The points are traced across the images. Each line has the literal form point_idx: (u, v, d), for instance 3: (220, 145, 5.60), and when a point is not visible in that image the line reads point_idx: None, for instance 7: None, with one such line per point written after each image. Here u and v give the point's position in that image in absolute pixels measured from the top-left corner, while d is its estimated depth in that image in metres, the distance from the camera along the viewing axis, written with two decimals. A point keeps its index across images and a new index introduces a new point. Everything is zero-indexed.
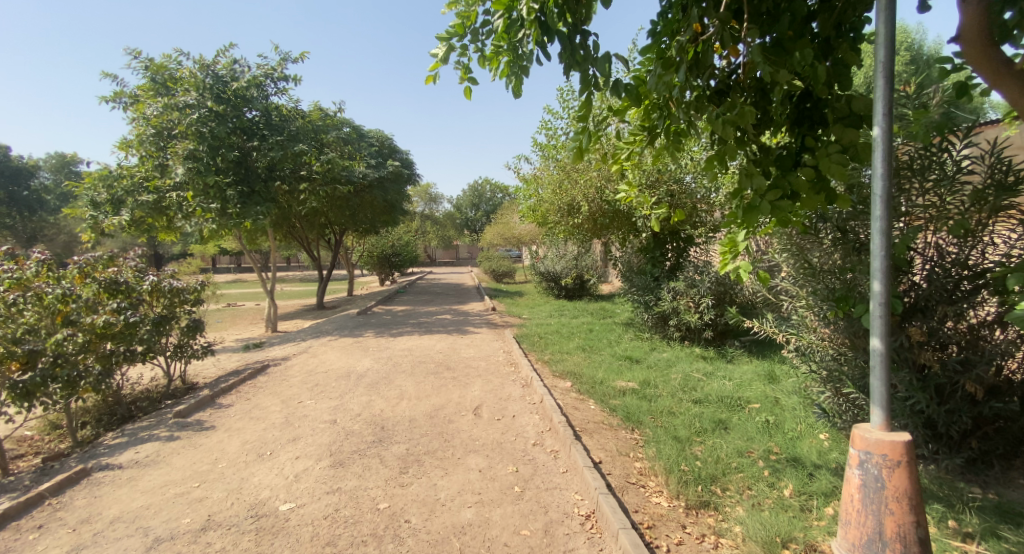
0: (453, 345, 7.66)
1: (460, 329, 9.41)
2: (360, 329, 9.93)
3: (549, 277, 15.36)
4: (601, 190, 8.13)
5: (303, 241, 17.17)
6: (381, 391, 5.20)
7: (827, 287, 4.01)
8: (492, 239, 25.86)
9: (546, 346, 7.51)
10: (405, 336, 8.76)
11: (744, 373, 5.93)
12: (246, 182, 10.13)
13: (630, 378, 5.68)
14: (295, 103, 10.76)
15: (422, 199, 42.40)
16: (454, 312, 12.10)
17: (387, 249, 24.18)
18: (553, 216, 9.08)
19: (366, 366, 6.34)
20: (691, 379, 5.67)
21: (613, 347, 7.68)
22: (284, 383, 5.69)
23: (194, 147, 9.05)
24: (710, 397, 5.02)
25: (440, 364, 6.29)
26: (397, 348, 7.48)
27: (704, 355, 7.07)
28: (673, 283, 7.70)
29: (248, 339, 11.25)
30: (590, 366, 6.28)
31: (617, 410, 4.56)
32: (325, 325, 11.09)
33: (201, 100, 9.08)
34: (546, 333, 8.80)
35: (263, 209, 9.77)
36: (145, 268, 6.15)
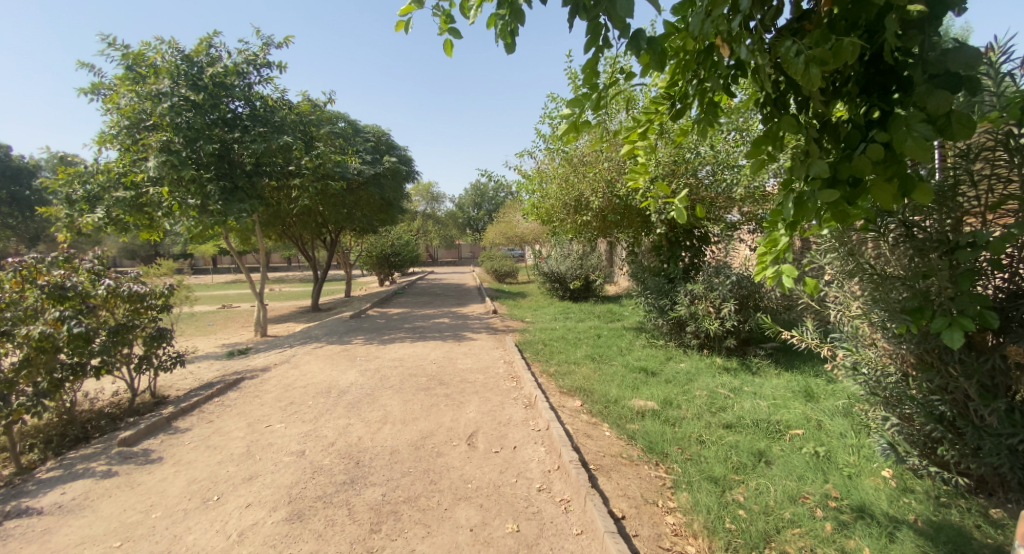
0: (449, 354, 6.99)
1: (458, 335, 8.75)
2: (352, 334, 9.29)
3: (553, 277, 14.69)
4: (611, 184, 7.38)
5: (298, 241, 16.54)
6: (363, 412, 4.53)
7: (894, 297, 3.23)
8: (494, 239, 25.23)
9: (552, 355, 6.84)
10: (398, 343, 8.11)
11: (774, 391, 5.24)
12: (228, 177, 9.49)
13: (648, 395, 5.00)
14: (282, 94, 10.14)
15: (423, 199, 41.78)
16: (453, 315, 11.44)
17: (386, 249, 23.54)
18: (558, 213, 8.41)
19: (351, 380, 5.68)
20: (717, 398, 4.99)
21: (624, 356, 7.02)
22: (256, 401, 5.03)
23: (170, 139, 8.51)
24: (741, 421, 4.34)
25: (433, 378, 5.63)
26: (388, 357, 6.83)
27: (727, 367, 6.38)
28: (690, 286, 7.03)
29: (234, 345, 10.61)
30: (601, 380, 5.61)
31: (637, 439, 3.89)
32: (316, 330, 10.44)
33: (175, 89, 8.43)
34: (551, 340, 8.13)
35: (247, 207, 9.11)
36: (102, 271, 5.53)
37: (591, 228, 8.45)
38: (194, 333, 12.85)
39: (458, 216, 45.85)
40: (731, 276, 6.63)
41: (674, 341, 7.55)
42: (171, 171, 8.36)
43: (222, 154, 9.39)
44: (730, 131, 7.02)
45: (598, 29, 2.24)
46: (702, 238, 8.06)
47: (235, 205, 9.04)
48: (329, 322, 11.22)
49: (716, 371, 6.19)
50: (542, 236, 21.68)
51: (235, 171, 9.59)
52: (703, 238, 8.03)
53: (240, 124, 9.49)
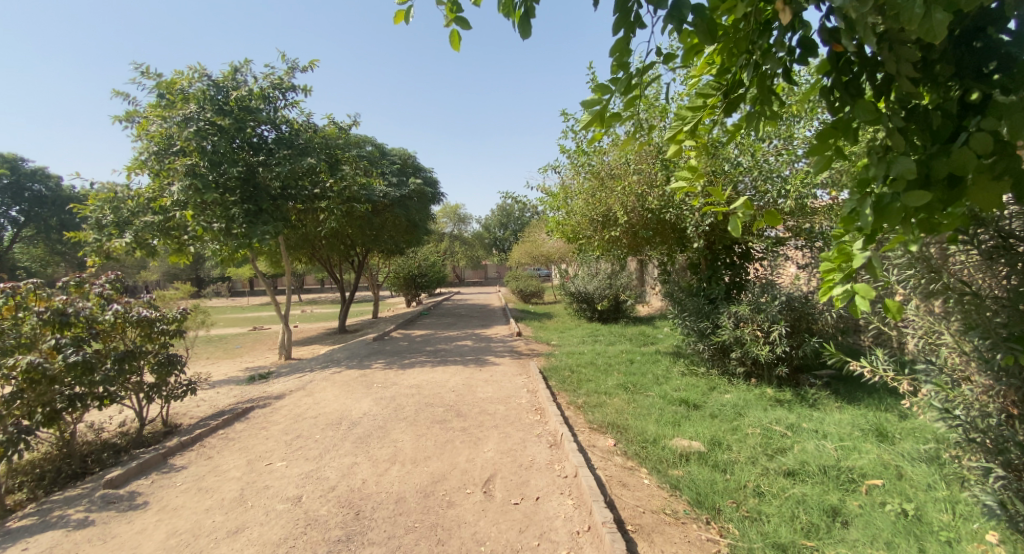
0: (469, 381, 6.56)
1: (480, 359, 8.31)
2: (372, 359, 8.98)
3: (582, 298, 14.15)
4: (641, 198, 6.88)
5: (325, 263, 16.57)
6: (371, 449, 4.12)
7: (984, 319, 2.64)
8: (521, 258, 24.89)
9: (582, 384, 6.31)
10: (418, 368, 7.73)
11: (838, 429, 4.62)
12: (253, 200, 9.24)
13: (690, 434, 4.43)
14: (308, 117, 9.88)
15: (450, 220, 41.97)
16: (477, 338, 11.03)
17: (413, 270, 23.48)
18: (585, 230, 7.95)
19: (364, 410, 5.30)
20: (773, 439, 4.36)
21: (662, 387, 6.45)
22: (260, 433, 4.70)
23: (195, 163, 8.43)
24: (805, 467, 3.73)
25: (450, 409, 5.18)
26: (405, 384, 6.44)
27: (780, 399, 5.78)
28: (733, 308, 6.45)
29: (257, 368, 10.47)
30: (637, 414, 5.05)
31: (683, 490, 3.37)
32: (338, 354, 10.20)
33: (200, 113, 8.35)
34: (580, 366, 7.59)
35: (270, 228, 8.93)
36: (112, 297, 5.39)
37: (622, 244, 7.91)
38: (221, 356, 12.82)
39: (486, 236, 45.83)
40: (780, 298, 6.05)
41: (716, 368, 6.94)
42: (195, 195, 8.25)
43: (246, 178, 9.21)
44: (773, 134, 6.41)
45: (627, 5, 1.84)
46: (743, 254, 7.50)
47: (258, 227, 8.84)
48: (351, 345, 10.98)
49: (768, 404, 5.61)
50: (569, 256, 21.17)
51: (260, 194, 9.33)
52: (745, 254, 7.47)
53: (264, 146, 9.32)
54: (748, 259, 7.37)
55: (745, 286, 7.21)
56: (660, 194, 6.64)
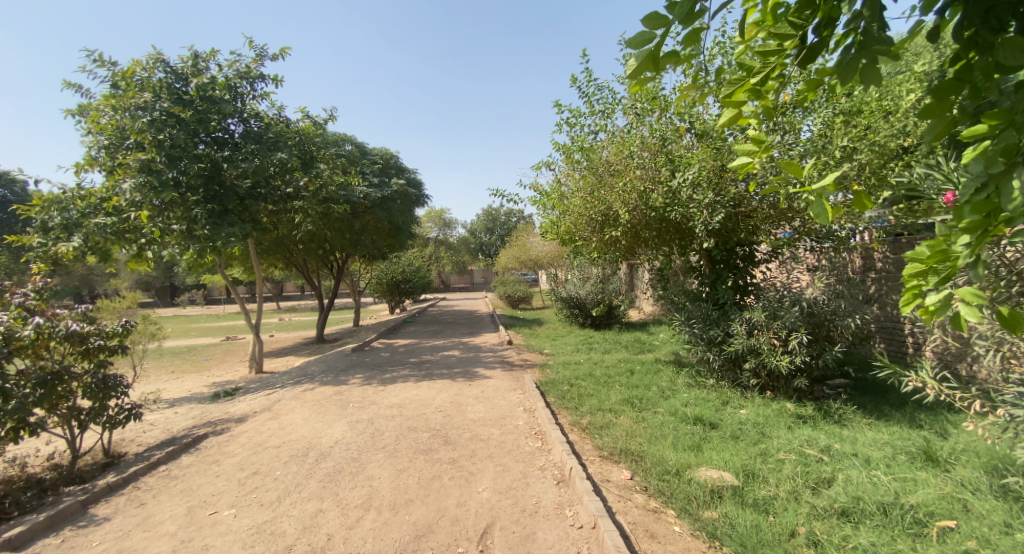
0: (457, 399, 5.87)
1: (469, 372, 7.62)
2: (350, 372, 8.23)
3: (573, 303, 13.54)
4: (644, 195, 6.27)
5: (301, 268, 15.66)
6: (341, 490, 3.43)
7: None
8: (507, 263, 24.27)
9: (585, 400, 5.66)
10: (400, 383, 7.00)
11: (879, 453, 4.09)
12: (218, 200, 8.45)
13: (716, 463, 3.82)
14: (280, 110, 9.00)
15: (434, 225, 41.11)
16: (464, 347, 10.34)
17: (396, 276, 22.65)
18: (582, 231, 7.32)
19: (337, 438, 4.58)
20: (811, 468, 3.78)
21: (670, 402, 5.85)
22: (208, 471, 3.96)
23: (150, 157, 7.49)
24: (858, 506, 3.16)
25: (436, 435, 4.51)
26: (386, 403, 5.73)
27: (803, 416, 5.26)
28: (746, 314, 5.92)
29: (224, 384, 9.60)
30: (651, 438, 4.43)
31: (726, 541, 2.76)
32: (313, 367, 9.40)
33: (156, 102, 7.47)
34: (578, 378, 6.96)
35: (236, 230, 8.11)
36: (37, 308, 4.54)
37: (622, 245, 7.28)
38: (187, 371, 11.87)
39: (470, 241, 45.08)
40: (799, 304, 5.54)
41: (726, 379, 6.39)
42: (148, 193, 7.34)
43: (209, 174, 8.33)
44: (789, 120, 5.83)
45: None
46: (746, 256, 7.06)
47: (223, 229, 8.01)
48: (328, 357, 10.18)
49: (791, 422, 5.07)
50: (558, 259, 20.62)
51: (226, 194, 8.51)
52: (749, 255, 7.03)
53: (229, 140, 8.42)
54: (753, 261, 6.89)
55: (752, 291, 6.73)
56: (665, 191, 6.07)
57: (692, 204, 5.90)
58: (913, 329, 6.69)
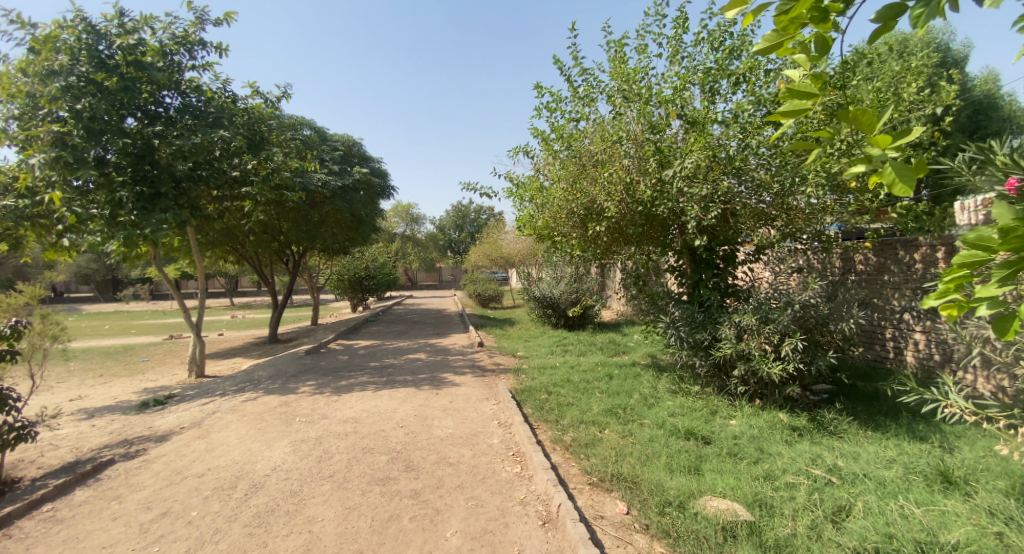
0: (422, 411, 5.20)
1: (434, 378, 6.95)
2: (302, 377, 7.40)
3: (545, 303, 13.01)
4: (630, 187, 5.72)
5: (253, 262, 14.51)
6: (271, 539, 2.73)
7: None
8: (477, 261, 23.58)
9: (565, 412, 5.09)
10: (357, 391, 6.26)
11: (891, 473, 3.68)
12: (149, 182, 7.43)
13: (719, 489, 3.32)
14: (226, 85, 8.03)
15: (401, 220, 39.98)
16: (430, 350, 9.64)
17: (360, 272, 21.58)
18: (562, 226, 6.76)
19: (275, 463, 3.85)
20: (826, 494, 3.33)
21: (657, 414, 5.36)
22: (103, 512, 3.17)
23: (67, 130, 6.37)
24: (893, 543, 2.70)
25: (396, 459, 3.84)
26: (338, 418, 5.01)
27: (796, 427, 4.85)
28: (736, 317, 5.48)
29: (157, 390, 8.55)
30: (643, 458, 3.90)
31: None
32: (261, 371, 8.49)
33: (74, 66, 6.46)
34: (554, 385, 6.40)
35: (169, 217, 7.10)
36: None
37: (603, 240, 6.76)
38: (118, 374, 10.65)
39: (438, 238, 44.04)
40: (792, 306, 5.15)
41: (711, 387, 5.95)
42: (61, 171, 6.21)
43: (139, 153, 7.29)
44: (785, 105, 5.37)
45: None
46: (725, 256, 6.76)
47: (153, 216, 7.01)
48: (278, 360, 9.26)
49: (786, 435, 4.64)
50: (529, 257, 20.10)
51: (159, 176, 7.46)
52: (733, 254, 6.68)
53: (160, 114, 7.40)
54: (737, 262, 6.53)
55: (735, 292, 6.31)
56: (653, 182, 5.57)
57: (681, 199, 5.45)
58: (896, 333, 6.47)
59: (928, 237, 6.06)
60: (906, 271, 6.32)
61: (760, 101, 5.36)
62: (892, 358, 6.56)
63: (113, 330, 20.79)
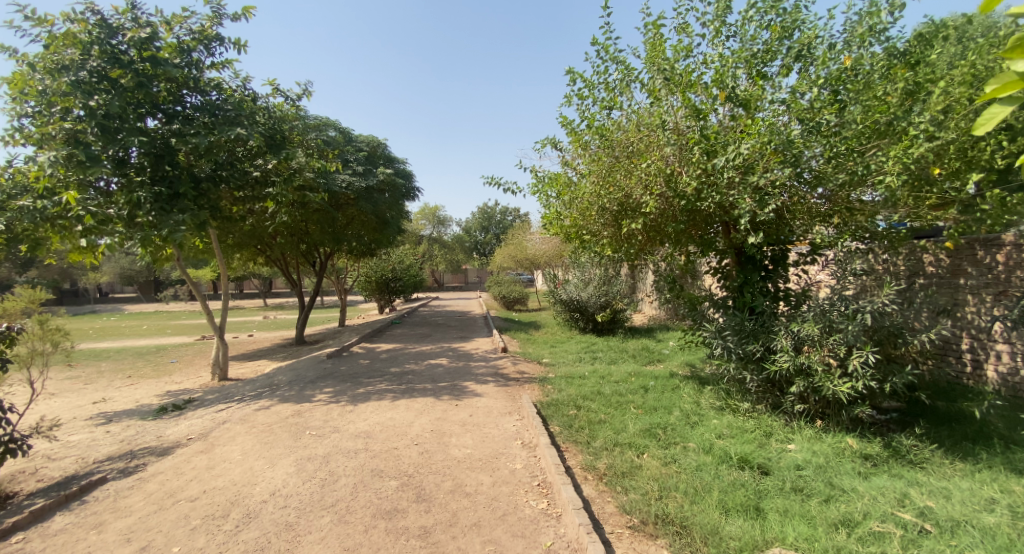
0: (439, 426, 4.75)
1: (456, 387, 6.52)
2: (320, 383, 7.09)
3: (574, 306, 12.45)
4: (671, 180, 5.16)
5: (280, 263, 14.48)
6: None
7: None
8: (503, 263, 23.18)
9: (598, 433, 4.55)
10: (374, 401, 5.89)
11: (1000, 518, 3.01)
12: (170, 182, 7.29)
13: (789, 538, 2.74)
14: (246, 82, 7.78)
15: (428, 222, 40.00)
16: (453, 355, 9.23)
17: (386, 274, 21.45)
18: (593, 223, 6.26)
19: (274, 486, 3.47)
20: (925, 547, 2.70)
21: (701, 434, 4.78)
22: (79, 544, 2.88)
23: (80, 127, 6.36)
24: None
25: (408, 486, 3.40)
26: (350, 432, 4.63)
27: (868, 455, 4.19)
28: (794, 326, 4.84)
29: (179, 394, 8.43)
30: (690, 493, 3.34)
31: None
32: (280, 376, 8.25)
33: (85, 61, 6.39)
34: (585, 397, 5.88)
35: (188, 217, 6.89)
36: None
37: (638, 239, 6.21)
38: (146, 376, 10.67)
39: (465, 239, 43.91)
40: (861, 315, 4.48)
41: (763, 404, 5.31)
42: (74, 169, 6.18)
43: (158, 153, 7.10)
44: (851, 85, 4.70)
45: None
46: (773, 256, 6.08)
47: (171, 216, 6.82)
48: (299, 364, 9.01)
49: (858, 466, 4.00)
50: (556, 259, 19.55)
51: (179, 176, 7.32)
52: (783, 255, 5.99)
53: (178, 111, 7.16)
54: (787, 263, 5.84)
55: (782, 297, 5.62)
56: (697, 174, 5.01)
57: (730, 192, 4.87)
58: (974, 344, 5.68)
59: (1014, 234, 5.25)
60: (987, 274, 5.52)
61: (821, 81, 4.71)
62: (968, 372, 5.69)
63: (149, 330, 21.29)
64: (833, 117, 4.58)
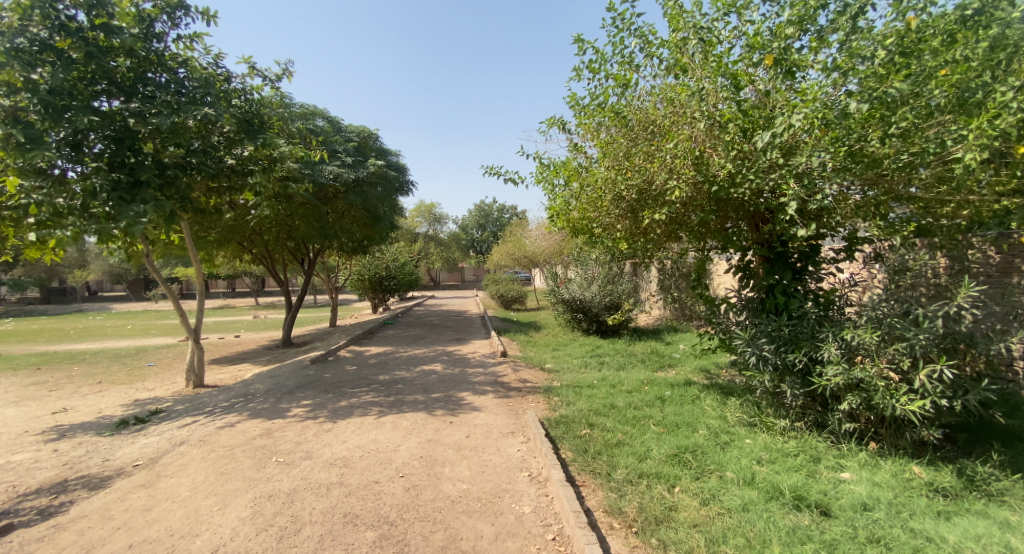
0: (429, 451, 4.03)
1: (451, 399, 5.80)
2: (299, 394, 6.34)
3: (576, 306, 11.74)
4: (701, 164, 4.48)
5: (266, 260, 13.70)
6: None
7: None
8: (501, 261, 22.46)
9: (620, 463, 3.82)
10: (358, 416, 5.17)
11: None
12: (133, 169, 6.39)
13: None
14: (216, 59, 7.02)
15: (424, 219, 39.23)
16: (449, 360, 8.51)
17: (380, 272, 20.68)
18: (606, 214, 5.57)
19: (220, 540, 2.74)
20: None
21: (738, 460, 4.09)
22: None
23: (17, 101, 5.68)
24: None
25: (389, 540, 2.69)
26: (324, 460, 3.90)
27: (940, 486, 3.54)
28: (846, 333, 4.18)
29: (148, 403, 7.67)
30: (745, 549, 2.65)
31: None
32: (258, 384, 7.50)
33: (25, 27, 5.63)
34: (597, 413, 5.17)
35: (149, 206, 6.09)
36: None
37: (656, 233, 5.54)
38: (117, 382, 9.88)
39: (462, 237, 43.16)
40: (933, 322, 3.81)
41: (801, 420, 4.65)
42: (13, 152, 5.34)
43: (118, 136, 6.32)
44: (918, 50, 3.99)
45: None
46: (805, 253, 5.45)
47: (130, 206, 6.01)
48: (280, 371, 8.25)
49: (937, 503, 3.32)
50: (555, 257, 18.85)
51: (141, 163, 6.44)
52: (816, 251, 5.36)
53: (139, 86, 6.37)
54: (822, 261, 5.19)
55: (817, 297, 4.96)
56: (733, 156, 4.32)
57: (771, 176, 4.19)
58: None
59: None
60: None
61: (883, 44, 4.00)
62: None
63: (131, 331, 20.36)
64: (900, 84, 3.85)
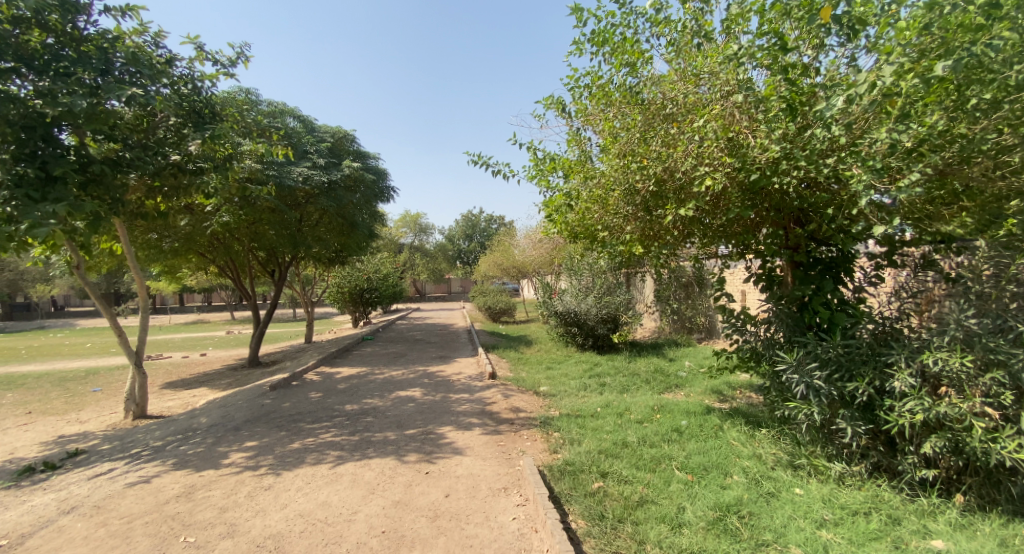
0: (395, 523, 3.04)
1: (428, 438, 4.79)
2: (245, 432, 5.26)
3: (571, 319, 10.79)
4: (736, 146, 3.57)
5: (232, 272, 12.55)
6: None
7: None
8: (488, 271, 21.47)
9: (650, 539, 2.86)
10: (310, 465, 4.13)
11: None
12: (44, 160, 5.32)
13: None
14: (154, 37, 6.03)
15: (408, 229, 38.07)
16: (429, 384, 7.48)
17: (360, 284, 19.55)
18: (614, 213, 4.66)
19: None
20: None
21: (800, 524, 3.14)
22: None
23: None
24: None
25: None
26: (250, 540, 2.88)
27: None
28: (927, 358, 3.30)
29: (71, 441, 6.48)
30: None
31: None
32: (204, 418, 6.38)
33: None
34: (607, 456, 4.21)
35: (63, 206, 4.94)
36: None
37: (672, 235, 4.63)
38: (50, 411, 8.62)
39: (448, 248, 42.08)
40: None
41: (861, 464, 3.74)
42: None
43: (28, 123, 5.30)
44: None
45: None
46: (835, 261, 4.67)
47: (38, 206, 4.87)
48: (233, 399, 7.13)
49: None
50: (545, 267, 17.92)
51: (56, 155, 5.39)
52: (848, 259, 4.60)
53: (52, 64, 5.37)
54: (870, 269, 4.35)
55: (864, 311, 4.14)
56: (779, 134, 3.42)
57: (828, 159, 3.30)
58: None
59: None
60: None
61: None
62: None
63: (88, 350, 18.79)
64: (1006, 37, 2.95)
